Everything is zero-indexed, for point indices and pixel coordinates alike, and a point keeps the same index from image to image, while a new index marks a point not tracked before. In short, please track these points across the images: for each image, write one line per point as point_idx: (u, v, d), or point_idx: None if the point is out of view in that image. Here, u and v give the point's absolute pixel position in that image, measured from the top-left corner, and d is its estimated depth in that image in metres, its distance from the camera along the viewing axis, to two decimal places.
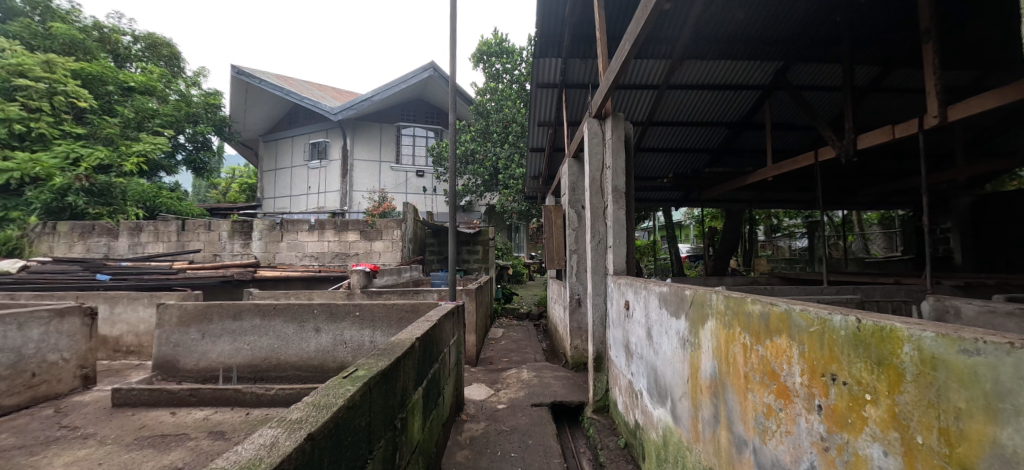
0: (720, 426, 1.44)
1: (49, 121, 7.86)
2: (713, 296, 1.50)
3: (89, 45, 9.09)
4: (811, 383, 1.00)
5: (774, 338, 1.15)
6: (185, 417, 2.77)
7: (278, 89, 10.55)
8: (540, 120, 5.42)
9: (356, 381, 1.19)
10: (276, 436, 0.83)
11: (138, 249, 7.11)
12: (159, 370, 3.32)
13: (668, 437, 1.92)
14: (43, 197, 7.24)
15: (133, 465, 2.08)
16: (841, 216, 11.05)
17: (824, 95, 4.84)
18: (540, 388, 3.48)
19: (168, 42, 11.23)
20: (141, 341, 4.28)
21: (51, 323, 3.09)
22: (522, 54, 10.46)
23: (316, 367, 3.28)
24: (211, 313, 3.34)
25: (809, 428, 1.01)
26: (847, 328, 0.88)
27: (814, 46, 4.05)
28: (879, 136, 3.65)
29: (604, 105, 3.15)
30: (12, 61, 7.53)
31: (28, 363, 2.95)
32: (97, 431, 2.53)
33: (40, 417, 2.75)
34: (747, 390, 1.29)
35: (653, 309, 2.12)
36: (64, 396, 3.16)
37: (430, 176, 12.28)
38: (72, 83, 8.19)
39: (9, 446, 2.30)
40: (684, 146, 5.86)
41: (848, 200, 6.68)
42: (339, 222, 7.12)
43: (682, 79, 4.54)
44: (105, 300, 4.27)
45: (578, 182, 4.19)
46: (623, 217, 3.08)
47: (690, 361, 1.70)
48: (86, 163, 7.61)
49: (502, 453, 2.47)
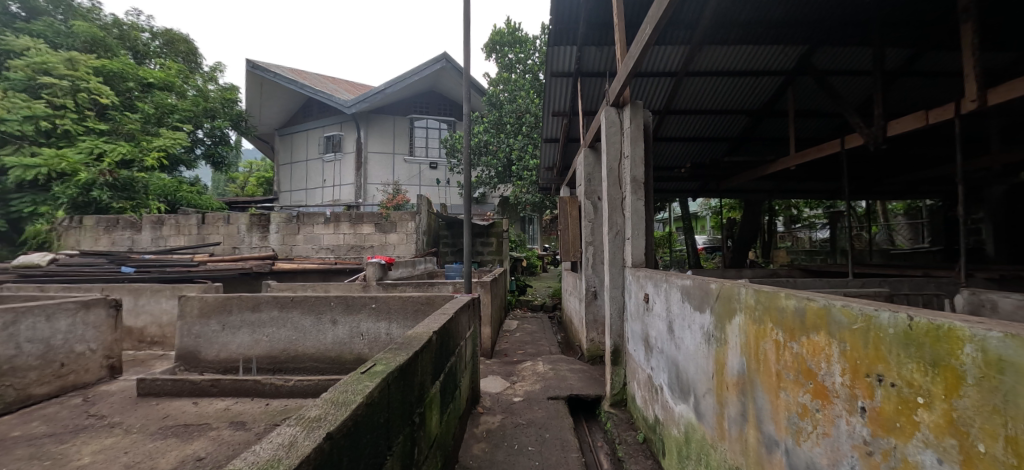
0: (748, 425, 1.40)
1: (73, 118, 8.03)
2: (742, 290, 1.44)
3: (109, 43, 9.24)
4: (852, 384, 0.96)
5: (811, 335, 1.10)
6: (207, 407, 2.83)
7: (291, 83, 10.59)
8: (554, 110, 5.29)
9: (375, 377, 1.20)
10: (295, 435, 0.86)
11: (161, 242, 7.29)
12: (182, 360, 3.40)
13: (691, 434, 1.85)
14: (69, 192, 7.39)
15: (158, 454, 2.14)
16: (864, 206, 10.73)
17: (851, 80, 4.63)
18: (556, 380, 3.45)
19: (185, 38, 11.53)
20: (164, 332, 4.41)
21: (78, 314, 3.19)
22: (535, 43, 10.32)
23: (333, 359, 3.31)
24: (230, 305, 3.40)
25: (849, 430, 0.96)
26: (895, 326, 0.84)
27: (842, 30, 3.85)
28: (912, 121, 3.46)
29: (621, 93, 3.01)
30: (36, 60, 7.74)
31: (57, 353, 3.05)
32: (123, 420, 2.62)
33: (70, 406, 2.85)
34: (779, 389, 1.24)
35: (675, 302, 2.06)
36: (92, 385, 3.27)
37: (443, 168, 12.24)
38: (95, 80, 8.36)
39: (41, 434, 2.39)
40: (704, 133, 5.67)
41: (874, 189, 6.42)
42: (354, 215, 7.16)
43: (702, 66, 4.37)
44: (129, 292, 4.40)
45: (595, 172, 4.07)
46: (642, 208, 2.92)
47: (714, 357, 1.65)
48: (110, 158, 7.80)
49: (520, 446, 2.45)
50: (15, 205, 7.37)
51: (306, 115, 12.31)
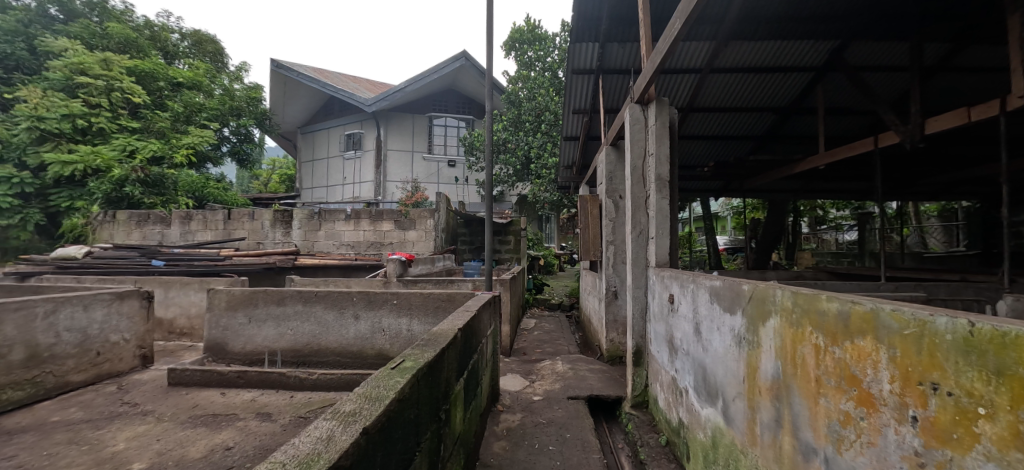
0: (782, 431, 1.36)
1: (107, 117, 8.36)
2: (778, 292, 1.41)
3: (141, 44, 9.58)
4: (902, 391, 0.92)
5: (855, 340, 1.06)
6: (235, 398, 2.92)
7: (313, 82, 10.79)
8: (575, 108, 5.25)
9: (406, 373, 1.21)
10: (332, 428, 0.87)
11: (189, 236, 7.55)
12: (210, 352, 3.51)
13: (719, 439, 1.81)
14: (104, 188, 7.74)
15: (188, 443, 2.21)
16: (894, 207, 10.35)
17: (885, 75, 4.45)
18: (575, 380, 3.43)
19: (212, 39, 11.86)
20: (192, 324, 4.55)
21: (113, 304, 3.32)
22: (555, 40, 10.25)
23: (355, 353, 3.37)
24: (256, 298, 3.48)
25: (899, 440, 0.92)
26: (954, 332, 0.79)
27: (876, 24, 3.69)
28: (953, 119, 3.30)
29: (647, 90, 2.96)
30: (74, 60, 8.10)
31: (93, 342, 3.18)
32: (155, 408, 2.71)
33: (104, 393, 2.98)
34: (818, 396, 1.20)
35: (702, 303, 2.02)
36: (125, 374, 3.41)
37: (461, 166, 12.30)
38: (127, 80, 8.67)
39: (78, 419, 2.50)
40: (728, 131, 5.55)
41: (907, 190, 6.18)
42: (374, 212, 7.26)
43: (728, 62, 4.26)
44: (161, 284, 4.57)
45: (616, 170, 4.01)
46: (667, 207, 2.87)
47: (745, 360, 1.61)
48: (142, 155, 8.12)
49: (540, 446, 2.44)
50: (54, 200, 7.73)
51: (327, 114, 12.53)
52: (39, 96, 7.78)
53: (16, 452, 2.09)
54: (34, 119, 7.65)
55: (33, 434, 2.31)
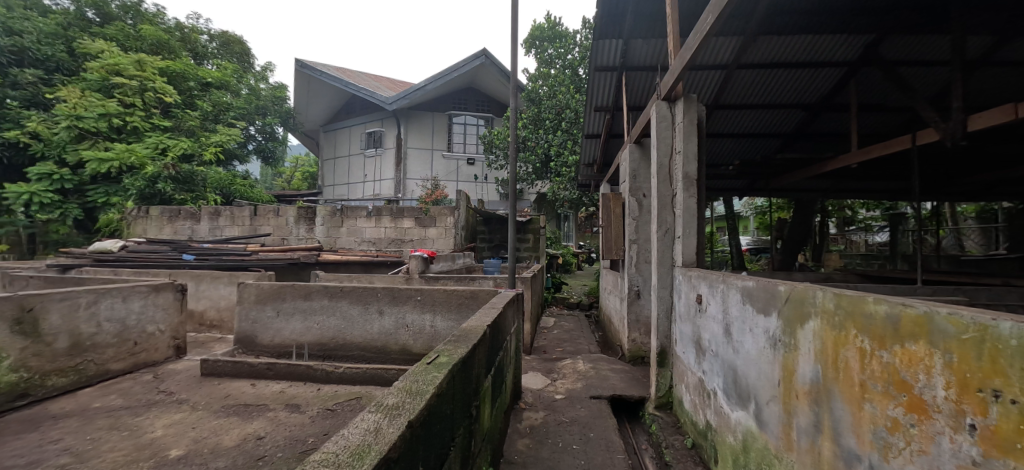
0: (821, 436, 1.33)
1: (140, 116, 8.70)
2: (818, 294, 1.37)
3: (173, 45, 9.96)
4: (960, 399, 0.87)
5: (905, 344, 1.02)
6: (264, 389, 3.01)
7: (336, 81, 11.00)
8: (597, 105, 5.20)
9: (442, 368, 1.23)
10: (378, 421, 0.89)
11: (218, 232, 7.80)
12: (241, 344, 3.63)
13: (750, 442, 1.78)
14: (138, 184, 8.03)
15: (221, 432, 2.29)
16: (929, 208, 9.94)
17: (923, 70, 4.26)
18: (597, 380, 3.41)
19: (239, 39, 12.21)
20: (222, 316, 4.71)
21: (149, 296, 3.46)
22: (576, 37, 10.19)
23: (379, 348, 3.43)
24: (284, 292, 3.58)
25: (953, 449, 0.88)
26: (1017, 337, 0.74)
27: (915, 16, 3.52)
28: (998, 115, 3.12)
29: (674, 86, 2.91)
30: (110, 62, 8.40)
31: (131, 332, 3.33)
32: (189, 397, 2.82)
33: (141, 382, 3.11)
34: (863, 401, 1.16)
35: (733, 304, 1.99)
36: (161, 363, 3.56)
37: (480, 164, 12.36)
38: (159, 80, 8.98)
39: (118, 406, 2.62)
40: (754, 128, 5.42)
41: (945, 189, 5.92)
42: (395, 209, 7.36)
43: (756, 58, 4.14)
44: (193, 277, 4.75)
45: (640, 169, 3.96)
46: (694, 206, 2.82)
47: (781, 363, 1.58)
48: (173, 153, 8.41)
49: (563, 444, 2.44)
50: (91, 196, 8.10)
51: (349, 112, 12.76)
52: (77, 96, 8.13)
53: (61, 436, 2.21)
54: (73, 118, 8.00)
55: (77, 419, 2.43)
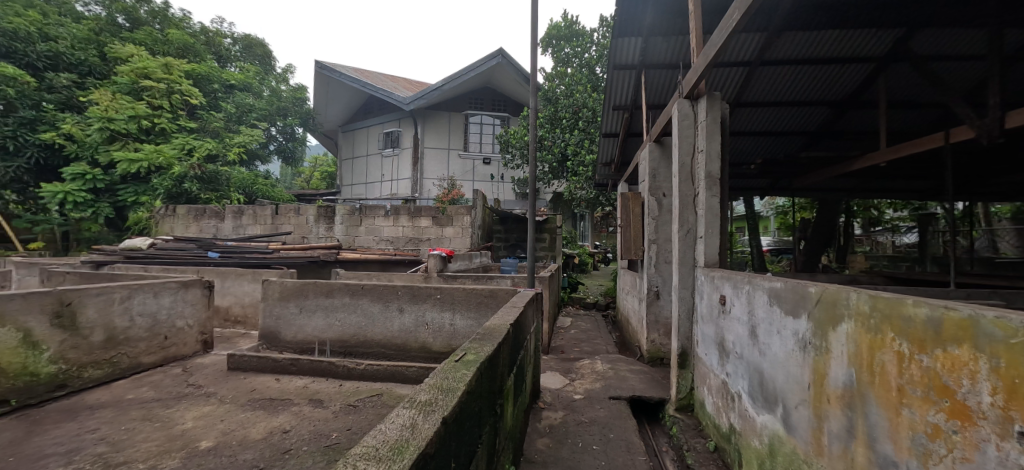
0: (855, 442, 1.30)
1: (167, 117, 9.01)
2: (852, 295, 1.34)
3: (198, 49, 10.33)
4: (1005, 405, 0.83)
5: (948, 347, 0.98)
6: (288, 384, 3.09)
7: (354, 82, 11.18)
8: (616, 104, 5.16)
9: (470, 365, 1.25)
10: (413, 417, 0.91)
11: (241, 230, 8.02)
12: (265, 339, 3.73)
13: (778, 447, 1.75)
14: (166, 184, 8.31)
15: (248, 425, 2.36)
16: (961, 208, 9.58)
17: (958, 65, 4.09)
18: (616, 380, 3.40)
19: (260, 42, 12.53)
20: (246, 312, 4.85)
21: (179, 292, 3.59)
22: (593, 36, 10.13)
23: (399, 345, 3.48)
24: (307, 290, 3.66)
25: (999, 457, 0.83)
26: None
27: (949, 8, 3.38)
28: None
29: (698, 84, 2.87)
30: (139, 65, 8.70)
31: (162, 327, 3.46)
32: (217, 391, 2.92)
33: (171, 375, 3.23)
34: (900, 406, 1.13)
35: (759, 305, 1.96)
36: (189, 357, 3.69)
37: (496, 164, 12.39)
38: (185, 83, 9.29)
39: (151, 398, 2.73)
40: (777, 126, 5.30)
41: (980, 189, 5.68)
42: (412, 209, 7.44)
43: (779, 55, 4.04)
44: (219, 274, 4.90)
45: (660, 168, 3.91)
46: (717, 206, 2.78)
47: (811, 366, 1.54)
48: (199, 153, 8.71)
49: (583, 445, 2.44)
50: (122, 195, 8.43)
51: (367, 113, 12.94)
52: (108, 99, 8.41)
53: (98, 425, 2.31)
54: (104, 120, 8.30)
55: (112, 410, 2.54)
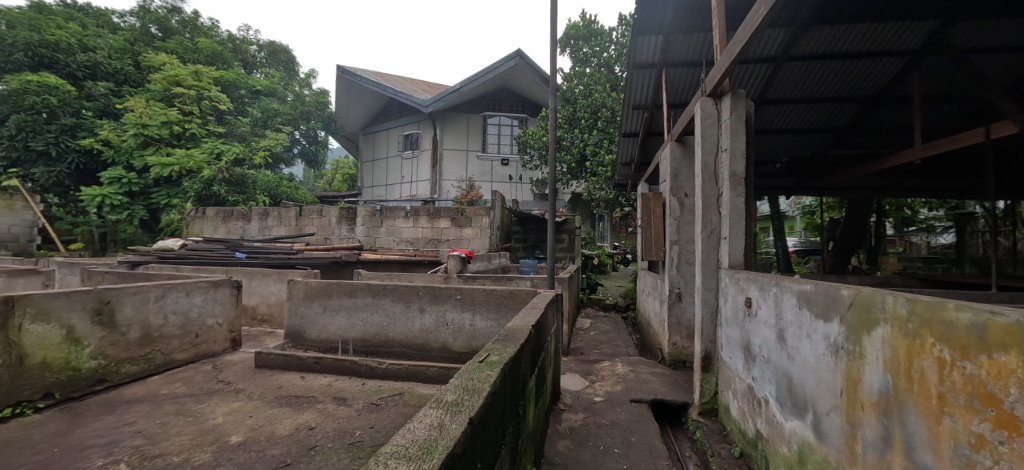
0: (892, 451, 1.26)
1: (197, 123, 9.38)
2: (887, 298, 1.30)
3: (226, 57, 10.75)
4: None
5: (992, 354, 0.94)
6: (313, 382, 3.18)
7: (374, 85, 11.39)
8: (636, 103, 5.10)
9: (494, 366, 1.27)
10: (441, 417, 0.94)
11: (266, 231, 8.28)
12: (291, 338, 3.85)
13: (808, 454, 1.71)
14: (196, 186, 8.70)
15: (275, 421, 2.45)
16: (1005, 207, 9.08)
17: (999, 56, 3.89)
18: (637, 383, 3.36)
19: (284, 48, 12.91)
20: (272, 311, 5.01)
21: (209, 291, 3.73)
22: (612, 35, 10.04)
23: (420, 345, 3.54)
24: (331, 290, 3.76)
25: None
26: None
27: None
28: None
29: (721, 82, 2.82)
30: (172, 73, 9.15)
31: (193, 325, 3.62)
32: (245, 387, 3.03)
33: (202, 371, 3.37)
34: (940, 414, 1.08)
35: (788, 308, 1.91)
36: (219, 355, 3.84)
37: (515, 164, 12.42)
38: (214, 89, 9.71)
39: (184, 394, 2.86)
40: (803, 123, 5.14)
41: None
42: (432, 210, 7.53)
43: (805, 50, 3.92)
44: (246, 274, 5.08)
45: (681, 168, 3.85)
46: (742, 206, 2.72)
47: (844, 371, 1.50)
48: (227, 157, 9.10)
49: (604, 447, 2.43)
50: (155, 198, 8.81)
51: (387, 115, 13.16)
52: (143, 106, 8.82)
53: (135, 419, 2.43)
54: (139, 126, 8.68)
55: (148, 404, 2.67)
